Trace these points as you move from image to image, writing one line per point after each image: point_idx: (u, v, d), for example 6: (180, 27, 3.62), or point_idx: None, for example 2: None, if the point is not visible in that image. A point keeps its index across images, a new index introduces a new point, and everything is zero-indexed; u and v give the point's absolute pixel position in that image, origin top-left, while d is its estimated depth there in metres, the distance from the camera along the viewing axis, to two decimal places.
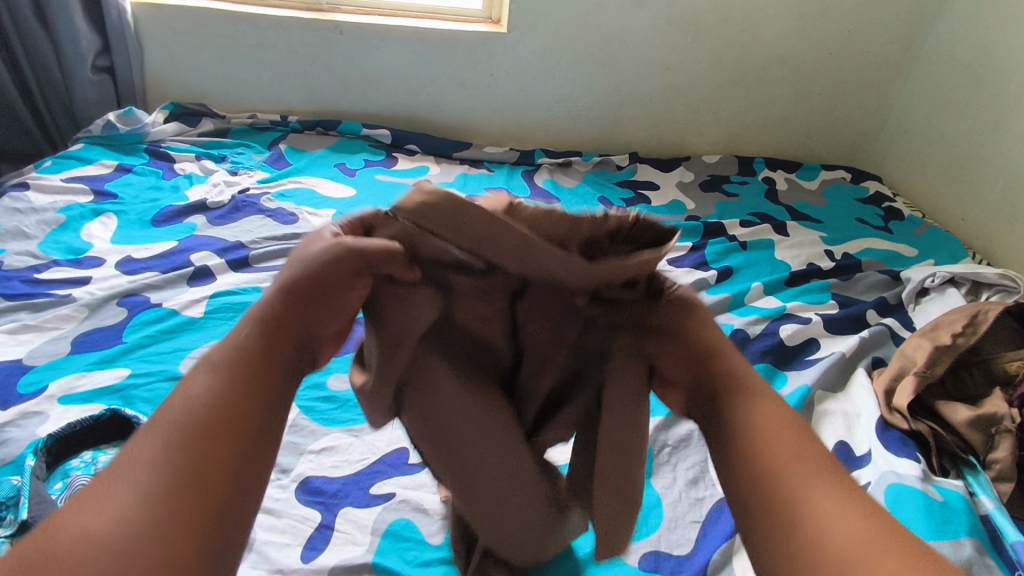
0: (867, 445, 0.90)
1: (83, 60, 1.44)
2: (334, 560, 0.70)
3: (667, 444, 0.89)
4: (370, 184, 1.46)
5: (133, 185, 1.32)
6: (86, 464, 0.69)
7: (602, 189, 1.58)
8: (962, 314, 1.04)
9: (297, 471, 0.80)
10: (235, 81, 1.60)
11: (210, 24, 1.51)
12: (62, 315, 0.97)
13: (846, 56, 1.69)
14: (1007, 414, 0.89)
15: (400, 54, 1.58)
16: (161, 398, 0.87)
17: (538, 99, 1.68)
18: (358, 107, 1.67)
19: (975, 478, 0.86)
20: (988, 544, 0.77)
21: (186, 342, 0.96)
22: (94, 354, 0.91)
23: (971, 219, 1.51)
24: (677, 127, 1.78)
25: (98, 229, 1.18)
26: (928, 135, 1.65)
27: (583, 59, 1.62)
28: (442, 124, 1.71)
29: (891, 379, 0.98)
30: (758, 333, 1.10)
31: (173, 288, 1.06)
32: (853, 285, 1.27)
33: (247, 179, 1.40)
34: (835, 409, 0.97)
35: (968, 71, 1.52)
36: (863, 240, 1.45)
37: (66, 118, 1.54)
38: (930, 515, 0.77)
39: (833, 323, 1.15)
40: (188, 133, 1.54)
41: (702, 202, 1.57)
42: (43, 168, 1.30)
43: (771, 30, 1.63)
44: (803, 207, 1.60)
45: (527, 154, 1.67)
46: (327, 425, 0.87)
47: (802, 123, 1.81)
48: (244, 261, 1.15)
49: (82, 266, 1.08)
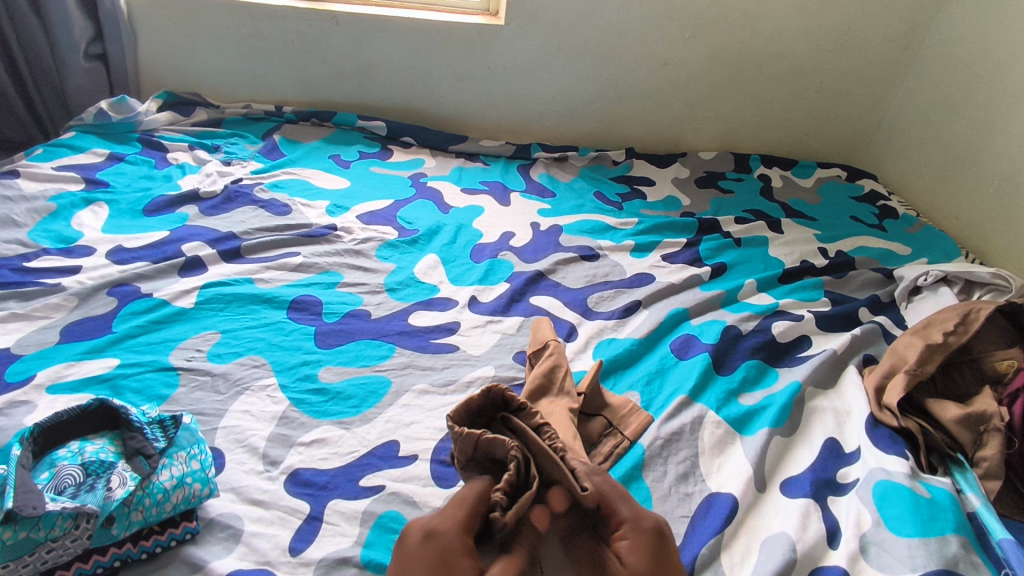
0: (857, 442, 0.91)
1: (75, 46, 1.43)
2: (323, 552, 0.71)
3: (659, 437, 0.88)
4: (364, 176, 1.46)
5: (125, 175, 1.31)
6: (74, 454, 0.68)
7: (597, 184, 1.58)
8: (953, 312, 1.03)
9: (286, 463, 0.80)
10: (231, 71, 1.59)
11: (206, 12, 1.50)
12: (51, 304, 0.96)
13: (845, 53, 1.69)
14: (996, 412, 0.89)
15: (397, 45, 1.56)
16: (151, 389, 0.86)
17: (535, 92, 1.67)
18: (354, 98, 1.66)
19: (962, 476, 0.86)
20: (973, 540, 0.77)
21: (176, 332, 0.96)
22: (83, 344, 0.91)
23: (965, 219, 1.51)
24: (673, 122, 1.77)
25: (89, 219, 1.17)
26: (925, 133, 1.64)
27: (580, 52, 1.61)
28: (439, 117, 1.71)
29: (882, 377, 0.98)
30: (750, 329, 1.10)
31: (164, 278, 1.06)
32: (846, 282, 1.27)
33: (241, 169, 1.40)
34: (825, 406, 0.97)
35: (966, 70, 1.51)
36: (858, 238, 1.45)
37: (58, 107, 1.52)
38: (917, 511, 0.78)
39: (826, 320, 1.15)
40: (181, 122, 1.53)
41: (698, 198, 1.57)
42: (34, 156, 1.28)
43: (770, 26, 1.62)
44: (798, 205, 1.60)
45: (524, 149, 1.67)
46: (318, 417, 0.87)
47: (799, 120, 1.81)
48: (236, 251, 1.14)
49: (73, 255, 1.08)
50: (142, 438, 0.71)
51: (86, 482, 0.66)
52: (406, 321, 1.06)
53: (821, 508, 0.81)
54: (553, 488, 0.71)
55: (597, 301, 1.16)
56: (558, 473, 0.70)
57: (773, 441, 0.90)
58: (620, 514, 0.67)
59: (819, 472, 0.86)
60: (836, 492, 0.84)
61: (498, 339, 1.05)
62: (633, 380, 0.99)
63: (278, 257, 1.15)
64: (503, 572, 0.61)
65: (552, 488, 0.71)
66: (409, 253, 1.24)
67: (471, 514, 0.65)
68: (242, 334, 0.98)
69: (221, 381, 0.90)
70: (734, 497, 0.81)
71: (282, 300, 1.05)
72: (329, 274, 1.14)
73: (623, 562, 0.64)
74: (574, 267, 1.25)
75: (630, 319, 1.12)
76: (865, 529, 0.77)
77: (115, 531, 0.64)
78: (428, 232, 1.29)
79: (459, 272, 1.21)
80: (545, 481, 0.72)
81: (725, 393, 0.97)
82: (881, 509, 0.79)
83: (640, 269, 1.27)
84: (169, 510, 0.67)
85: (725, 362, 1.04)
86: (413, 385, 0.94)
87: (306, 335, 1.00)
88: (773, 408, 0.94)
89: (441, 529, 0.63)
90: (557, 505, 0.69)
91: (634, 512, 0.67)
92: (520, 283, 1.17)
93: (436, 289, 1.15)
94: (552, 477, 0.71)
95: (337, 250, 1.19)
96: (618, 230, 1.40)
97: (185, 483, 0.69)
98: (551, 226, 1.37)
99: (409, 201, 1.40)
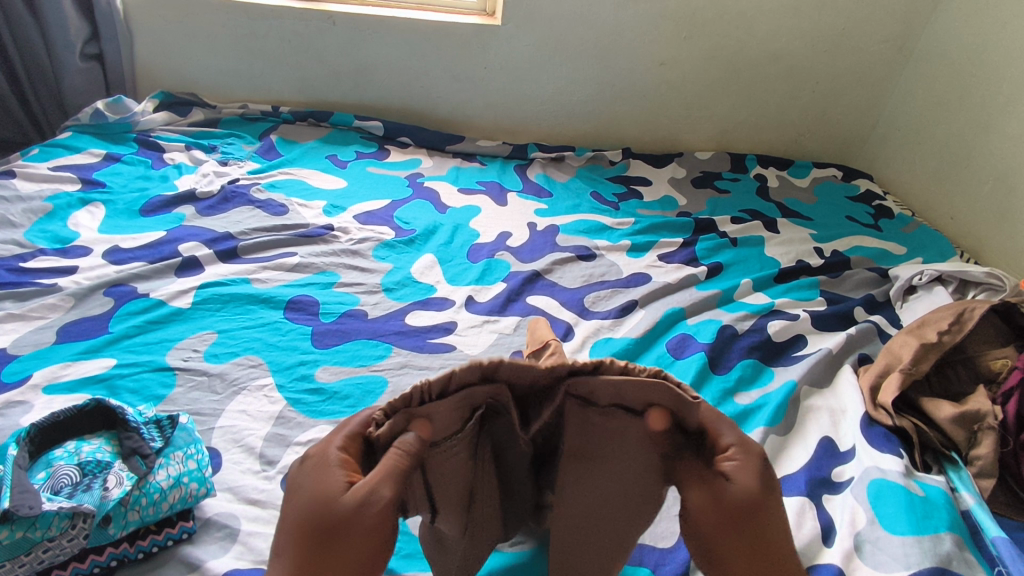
0: (851, 441, 0.91)
1: (71, 46, 1.42)
2: None
3: None
4: (361, 177, 1.46)
5: (121, 175, 1.31)
6: (70, 454, 0.68)
7: (594, 184, 1.58)
8: (948, 312, 1.03)
9: (283, 463, 0.80)
10: (228, 71, 1.59)
11: (202, 12, 1.50)
12: (47, 305, 0.96)
13: (841, 53, 1.69)
14: (990, 411, 0.89)
15: (394, 46, 1.57)
16: (147, 389, 0.87)
17: (531, 92, 1.68)
18: (351, 99, 1.66)
19: (956, 474, 0.87)
20: (967, 538, 0.78)
21: (173, 333, 0.96)
22: (80, 344, 0.91)
23: (960, 218, 1.52)
24: (670, 123, 1.78)
25: (86, 219, 1.17)
26: (921, 133, 1.65)
27: (576, 53, 1.61)
28: (435, 117, 1.71)
29: (877, 376, 0.99)
30: (746, 329, 1.11)
31: (160, 278, 1.06)
32: (841, 281, 1.28)
33: (238, 169, 1.40)
34: (820, 405, 0.98)
35: (961, 70, 1.52)
36: (853, 237, 1.46)
37: (54, 107, 1.52)
38: (911, 510, 0.78)
39: (822, 319, 1.16)
40: (178, 122, 1.53)
41: (694, 198, 1.58)
42: (30, 156, 1.28)
43: (766, 26, 1.62)
44: (794, 205, 1.61)
45: (520, 149, 1.67)
46: (315, 417, 0.87)
47: (795, 120, 1.82)
48: (233, 252, 1.14)
49: (69, 255, 1.07)
50: (139, 438, 0.71)
51: (83, 482, 0.66)
52: (403, 321, 1.07)
53: (816, 506, 0.81)
54: (614, 409, 0.55)
55: (594, 300, 1.16)
56: (629, 394, 0.53)
57: (768, 440, 0.90)
58: (726, 437, 0.51)
59: (814, 470, 0.86)
60: (831, 490, 0.84)
61: (495, 339, 1.05)
62: None
63: (275, 257, 1.15)
64: (388, 473, 0.46)
65: (616, 410, 0.54)
66: (406, 253, 1.24)
67: (351, 435, 0.50)
68: (239, 335, 0.98)
69: (218, 381, 0.90)
70: None
71: (279, 301, 1.05)
72: (326, 275, 1.15)
73: (731, 481, 0.49)
74: (571, 267, 1.26)
75: (626, 319, 1.13)
76: (860, 527, 0.78)
77: (112, 531, 0.64)
78: (425, 232, 1.29)
79: (456, 272, 1.21)
80: (596, 411, 0.55)
81: (721, 392, 0.98)
82: (875, 507, 0.79)
83: (637, 269, 1.27)
84: (165, 510, 0.68)
85: (721, 361, 1.04)
86: (410, 385, 0.94)
87: (302, 336, 1.00)
88: (769, 407, 0.95)
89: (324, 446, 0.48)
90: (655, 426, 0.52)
91: (740, 435, 0.51)
92: (516, 282, 1.17)
93: (433, 289, 1.15)
94: (609, 402, 0.54)
95: (334, 251, 1.20)
96: (615, 229, 1.40)
97: (182, 482, 0.69)
98: (548, 226, 1.38)
99: (406, 201, 1.40)
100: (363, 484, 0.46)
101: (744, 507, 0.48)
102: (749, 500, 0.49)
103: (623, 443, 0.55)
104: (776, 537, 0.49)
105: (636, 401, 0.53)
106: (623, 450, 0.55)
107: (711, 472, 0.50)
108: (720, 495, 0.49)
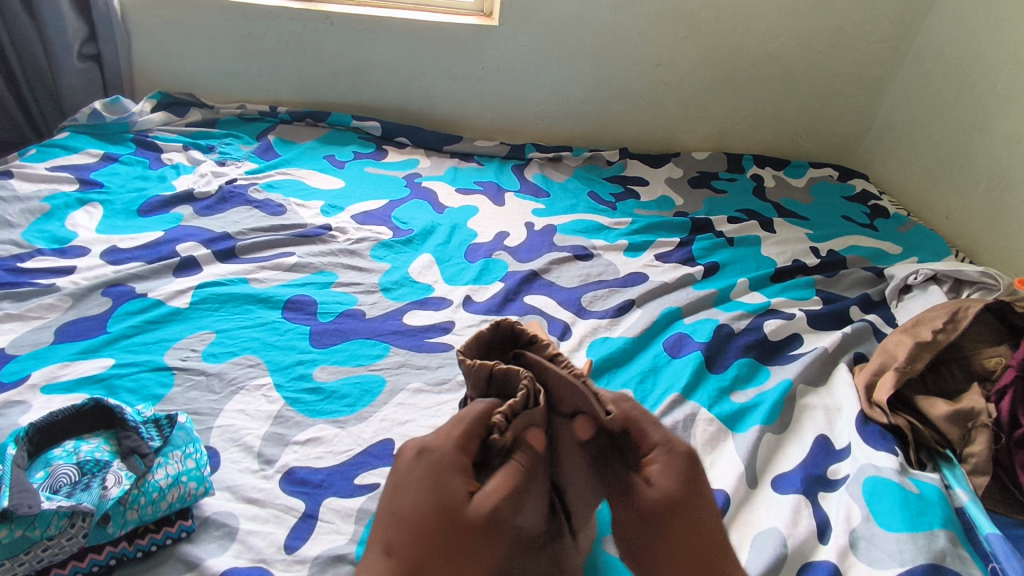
0: (847, 439, 0.92)
1: (68, 47, 1.42)
2: (318, 550, 0.71)
3: None
4: (359, 177, 1.46)
5: (119, 175, 1.31)
6: (68, 453, 0.68)
7: (591, 184, 1.59)
8: (942, 310, 1.04)
9: (281, 462, 0.80)
10: (225, 71, 1.59)
11: (200, 12, 1.50)
12: (45, 305, 0.96)
13: (837, 53, 1.70)
14: (983, 409, 0.90)
15: (391, 46, 1.57)
16: (146, 388, 0.87)
17: (529, 93, 1.68)
18: (349, 99, 1.66)
19: (951, 472, 0.87)
20: (961, 535, 0.78)
21: (171, 332, 0.96)
22: (78, 344, 0.91)
23: (955, 218, 1.53)
24: (666, 123, 1.78)
25: (83, 219, 1.17)
26: (916, 133, 1.66)
27: (573, 53, 1.62)
28: (433, 117, 1.71)
29: (872, 374, 0.99)
30: (742, 328, 1.11)
31: (158, 278, 1.06)
32: (837, 281, 1.29)
33: (236, 169, 1.40)
34: (816, 403, 0.98)
35: (955, 70, 1.53)
36: (849, 237, 1.47)
37: (51, 107, 1.52)
38: (906, 507, 0.79)
39: (817, 318, 1.16)
40: (176, 122, 1.53)
41: (691, 198, 1.58)
42: (27, 156, 1.28)
43: (762, 27, 1.63)
44: (790, 204, 1.61)
45: (518, 149, 1.67)
46: (313, 417, 0.87)
47: (791, 121, 1.82)
48: (231, 251, 1.15)
49: (67, 255, 1.08)
50: (137, 437, 0.71)
51: (81, 481, 0.66)
52: (401, 320, 1.07)
53: (812, 503, 0.82)
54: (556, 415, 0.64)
55: (591, 300, 1.17)
56: (573, 398, 0.62)
57: (765, 438, 0.91)
58: (652, 438, 0.60)
59: (810, 468, 0.87)
60: (827, 488, 0.85)
61: None
62: (627, 378, 0.99)
63: (273, 257, 1.16)
64: (505, 489, 0.55)
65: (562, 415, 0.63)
66: (404, 253, 1.24)
67: (467, 432, 0.58)
68: (236, 334, 0.98)
69: (216, 380, 0.90)
70: (726, 493, 0.82)
71: (277, 300, 1.06)
72: (324, 274, 1.15)
73: (652, 485, 0.57)
74: (569, 267, 1.26)
75: (623, 318, 1.13)
76: (855, 524, 0.78)
77: (110, 530, 0.65)
78: (422, 232, 1.30)
79: (454, 271, 1.21)
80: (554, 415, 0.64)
81: (718, 391, 0.98)
82: (870, 505, 0.80)
83: (634, 268, 1.28)
84: (164, 508, 0.68)
85: (717, 360, 1.05)
86: (408, 384, 0.94)
87: (300, 335, 1.00)
88: (765, 406, 0.95)
89: (435, 447, 0.57)
90: (583, 433, 0.61)
91: (665, 435, 0.60)
92: (514, 282, 1.18)
93: (430, 289, 1.16)
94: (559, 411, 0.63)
95: (332, 250, 1.20)
96: (612, 229, 1.41)
97: (180, 481, 0.69)
98: (546, 226, 1.38)
99: (404, 201, 1.40)
100: (485, 494, 0.54)
101: (664, 509, 0.57)
102: (667, 501, 0.57)
103: (574, 457, 0.62)
104: (702, 524, 0.58)
105: (569, 408, 0.62)
106: (573, 463, 0.62)
107: (636, 478, 0.59)
108: (641, 499, 0.57)
